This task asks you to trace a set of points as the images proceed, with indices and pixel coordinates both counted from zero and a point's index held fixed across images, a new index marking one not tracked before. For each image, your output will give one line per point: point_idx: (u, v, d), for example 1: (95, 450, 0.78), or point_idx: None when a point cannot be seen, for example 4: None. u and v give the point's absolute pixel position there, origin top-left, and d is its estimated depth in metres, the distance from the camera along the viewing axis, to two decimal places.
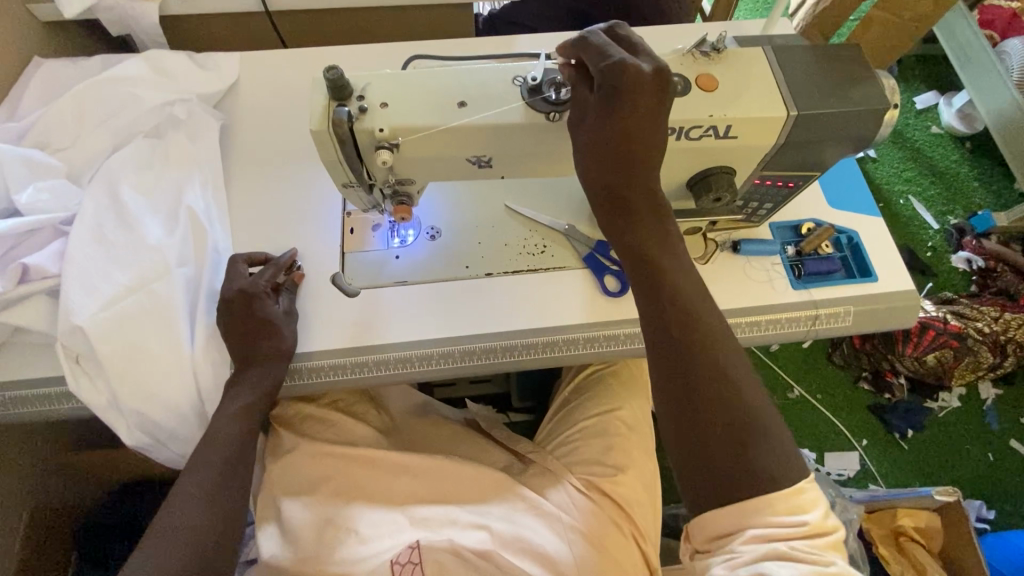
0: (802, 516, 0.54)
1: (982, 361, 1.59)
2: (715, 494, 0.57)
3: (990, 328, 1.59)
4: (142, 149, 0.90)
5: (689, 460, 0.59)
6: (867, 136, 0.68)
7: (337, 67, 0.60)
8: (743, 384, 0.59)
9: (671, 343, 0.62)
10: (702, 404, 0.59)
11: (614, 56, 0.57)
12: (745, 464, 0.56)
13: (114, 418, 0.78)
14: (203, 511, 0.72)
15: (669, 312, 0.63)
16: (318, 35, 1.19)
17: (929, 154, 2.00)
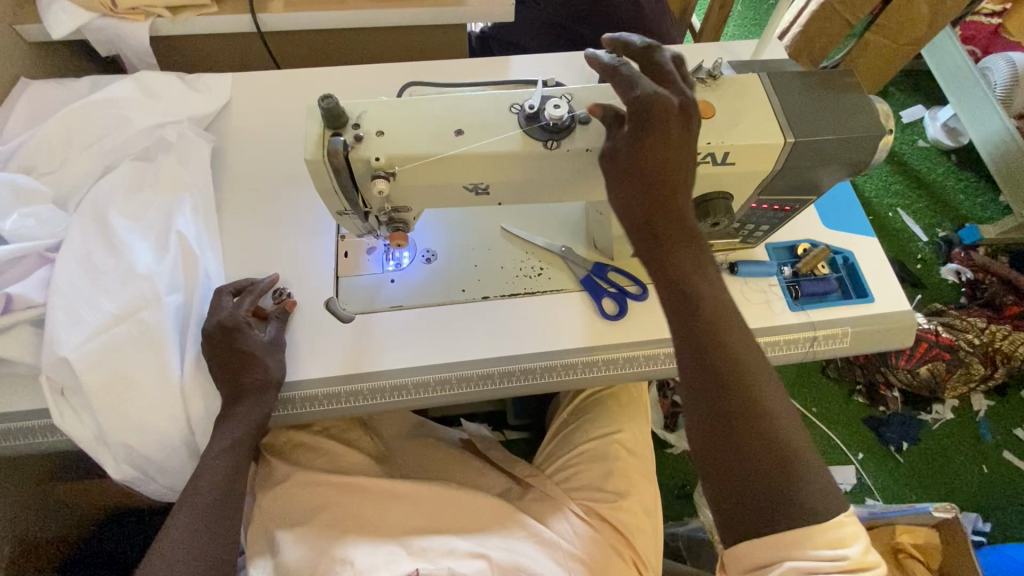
0: (841, 550, 0.54)
1: (973, 373, 1.60)
2: (754, 526, 0.56)
3: (979, 341, 1.60)
4: (131, 172, 0.88)
5: (726, 491, 0.58)
6: (864, 160, 0.68)
7: (332, 95, 0.59)
8: (779, 412, 0.59)
9: (709, 369, 0.60)
10: (742, 433, 0.58)
11: (643, 88, 0.58)
12: (787, 496, 0.56)
13: (100, 452, 0.75)
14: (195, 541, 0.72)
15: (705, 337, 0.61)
16: (311, 56, 1.19)
17: (917, 168, 2.03)
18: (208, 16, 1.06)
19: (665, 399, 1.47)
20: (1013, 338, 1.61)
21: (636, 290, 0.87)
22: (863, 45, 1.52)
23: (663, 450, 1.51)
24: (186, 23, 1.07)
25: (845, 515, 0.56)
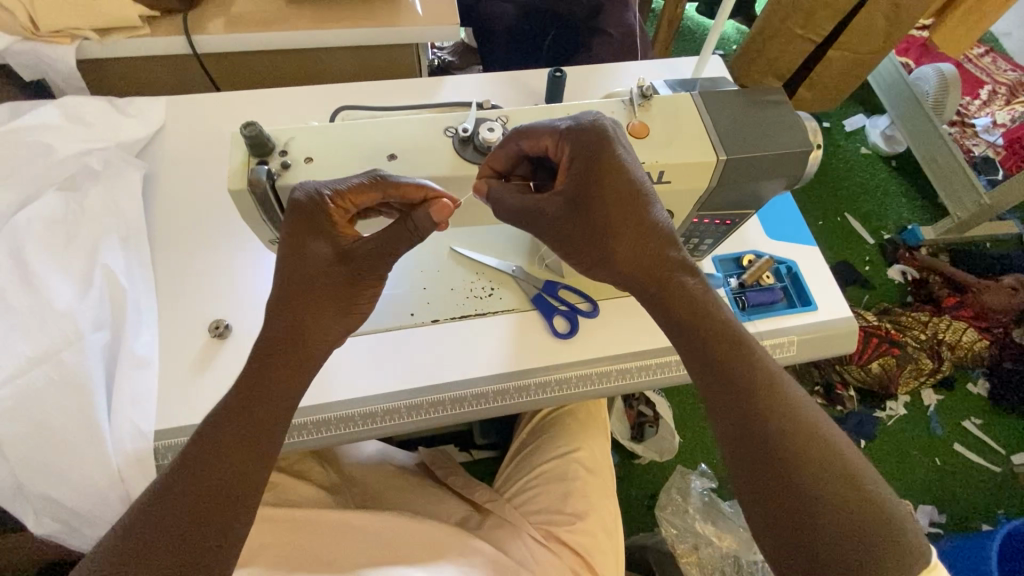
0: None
1: (924, 367, 1.69)
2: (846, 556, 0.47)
3: (925, 335, 1.71)
4: (53, 204, 0.83)
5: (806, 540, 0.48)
6: (798, 173, 0.70)
7: (255, 123, 0.57)
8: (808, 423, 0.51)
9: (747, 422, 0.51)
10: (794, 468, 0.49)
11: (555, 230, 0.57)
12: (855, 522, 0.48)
13: (19, 506, 0.70)
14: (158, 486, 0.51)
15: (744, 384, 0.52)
16: (250, 78, 1.16)
17: (860, 174, 2.12)
18: (140, 38, 1.02)
19: (632, 409, 1.45)
20: (954, 327, 1.73)
21: (587, 306, 0.87)
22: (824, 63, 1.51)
23: (631, 460, 1.52)
24: (117, 45, 1.02)
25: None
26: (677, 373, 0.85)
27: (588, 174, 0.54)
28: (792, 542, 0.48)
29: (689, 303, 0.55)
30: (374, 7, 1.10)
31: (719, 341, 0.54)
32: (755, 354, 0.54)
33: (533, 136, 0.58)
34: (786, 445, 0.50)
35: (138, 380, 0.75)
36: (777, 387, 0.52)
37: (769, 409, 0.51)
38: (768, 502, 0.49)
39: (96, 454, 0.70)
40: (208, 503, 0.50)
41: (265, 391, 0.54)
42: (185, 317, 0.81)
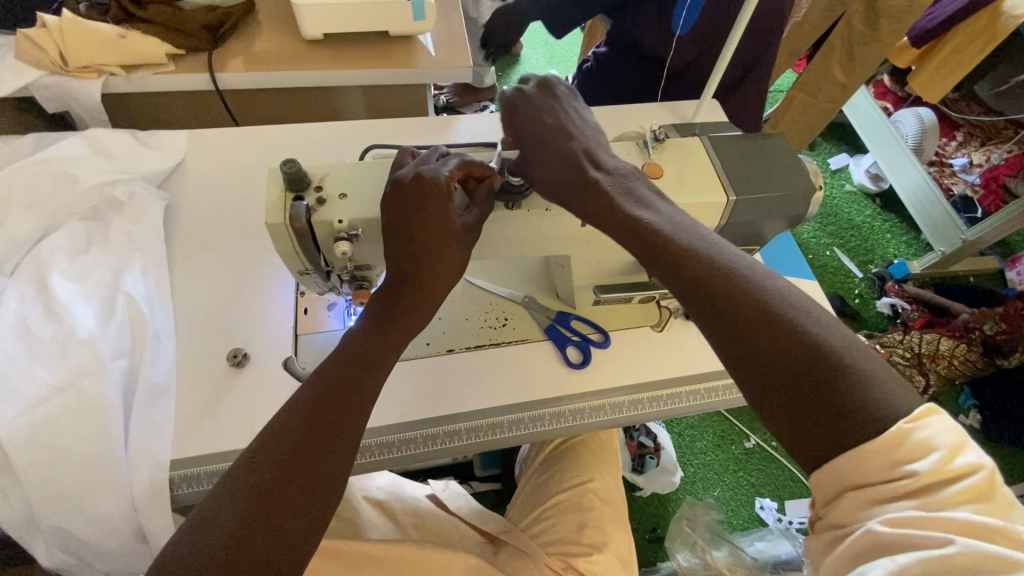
0: (909, 463, 0.41)
1: (916, 384, 1.68)
2: (819, 428, 0.44)
3: (908, 353, 1.71)
4: (76, 233, 0.85)
5: (791, 409, 0.45)
6: (801, 213, 0.74)
7: (295, 160, 0.60)
8: (764, 300, 0.48)
9: (712, 316, 0.49)
10: (756, 347, 0.47)
11: (587, 149, 0.61)
12: (821, 390, 0.44)
13: (31, 536, 0.69)
14: (228, 493, 0.49)
15: (695, 280, 0.51)
16: (268, 113, 1.21)
17: (847, 211, 2.21)
18: (165, 75, 1.06)
19: (633, 440, 1.46)
20: (926, 340, 1.72)
21: (598, 337, 0.90)
22: (788, 102, 1.63)
23: (632, 493, 1.51)
24: (142, 80, 1.06)
25: (911, 424, 0.42)
26: (687, 404, 0.87)
27: (540, 116, 0.63)
28: (768, 403, 0.46)
29: (622, 199, 0.58)
30: (389, 50, 1.15)
31: (652, 229, 0.55)
32: (688, 235, 0.54)
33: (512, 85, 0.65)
34: (723, 310, 0.49)
35: (155, 411, 0.75)
36: (721, 264, 0.51)
37: (711, 286, 0.50)
38: (745, 386, 0.48)
39: (113, 483, 0.69)
40: (284, 513, 0.49)
41: (351, 381, 0.55)
42: (205, 347, 0.82)
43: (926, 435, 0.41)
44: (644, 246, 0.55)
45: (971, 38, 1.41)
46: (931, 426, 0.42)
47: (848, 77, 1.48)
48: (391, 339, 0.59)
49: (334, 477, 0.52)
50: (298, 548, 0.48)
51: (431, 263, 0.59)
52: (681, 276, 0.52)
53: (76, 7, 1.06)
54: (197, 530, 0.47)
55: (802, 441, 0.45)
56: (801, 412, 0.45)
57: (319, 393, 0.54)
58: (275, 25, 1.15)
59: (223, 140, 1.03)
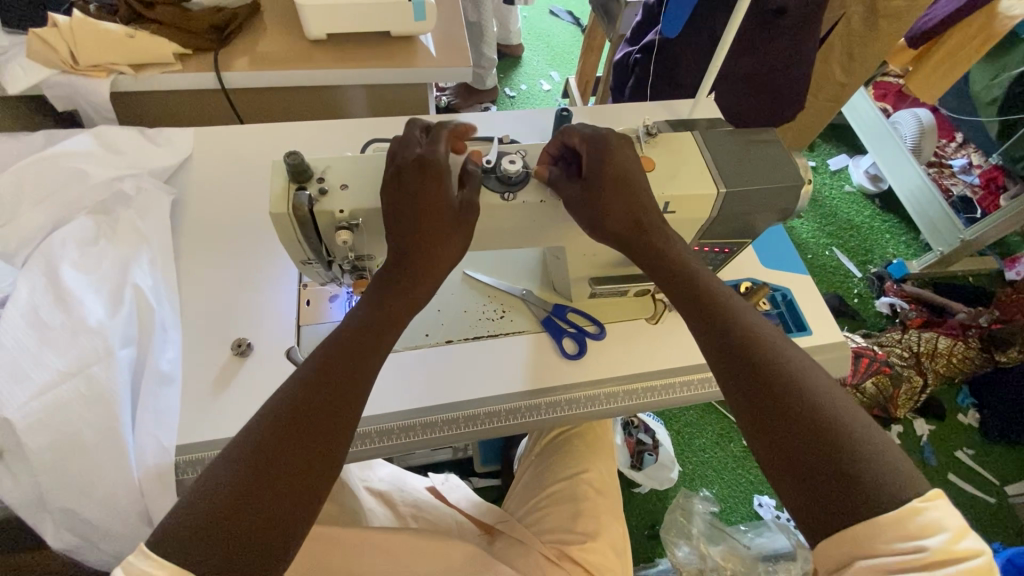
0: (919, 540, 0.43)
1: (915, 385, 1.69)
2: (831, 499, 0.46)
3: (907, 352, 1.72)
4: (85, 226, 0.87)
5: (802, 475, 0.48)
6: (790, 206, 0.76)
7: (298, 152, 0.62)
8: (795, 372, 0.54)
9: (741, 378, 0.55)
10: (782, 413, 0.52)
11: (653, 215, 0.67)
12: (834, 460, 0.48)
13: (41, 518, 0.71)
14: (229, 461, 0.49)
15: (737, 344, 0.57)
16: (273, 111, 1.24)
17: (845, 211, 2.22)
18: (171, 74, 1.08)
19: (632, 437, 1.48)
20: (925, 338, 1.74)
21: (594, 329, 0.91)
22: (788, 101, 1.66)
23: (630, 489, 1.51)
24: (149, 79, 1.08)
25: (923, 502, 0.45)
26: (680, 395, 0.90)
27: (600, 165, 0.65)
28: (785, 473, 0.50)
29: (687, 270, 0.65)
30: (392, 50, 1.18)
31: (709, 295, 0.63)
32: (744, 308, 0.61)
33: (569, 135, 0.68)
34: (755, 374, 0.55)
35: (162, 397, 0.77)
36: (761, 337, 0.57)
37: (749, 352, 0.56)
38: (765, 449, 0.52)
39: (120, 467, 0.71)
40: (281, 482, 0.49)
41: (353, 355, 0.58)
42: (210, 338, 0.84)
43: (936, 515, 0.44)
44: (699, 308, 0.62)
45: (967, 39, 1.43)
46: (940, 508, 0.45)
47: (847, 77, 1.51)
48: (387, 322, 0.61)
49: (333, 451, 0.53)
50: (296, 517, 0.49)
51: (428, 251, 0.61)
52: (723, 338, 0.59)
53: (86, 8, 1.09)
54: (197, 495, 0.47)
55: (809, 509, 0.47)
56: (815, 479, 0.48)
57: (319, 370, 0.56)
58: (280, 26, 1.18)
59: (228, 137, 1.05)
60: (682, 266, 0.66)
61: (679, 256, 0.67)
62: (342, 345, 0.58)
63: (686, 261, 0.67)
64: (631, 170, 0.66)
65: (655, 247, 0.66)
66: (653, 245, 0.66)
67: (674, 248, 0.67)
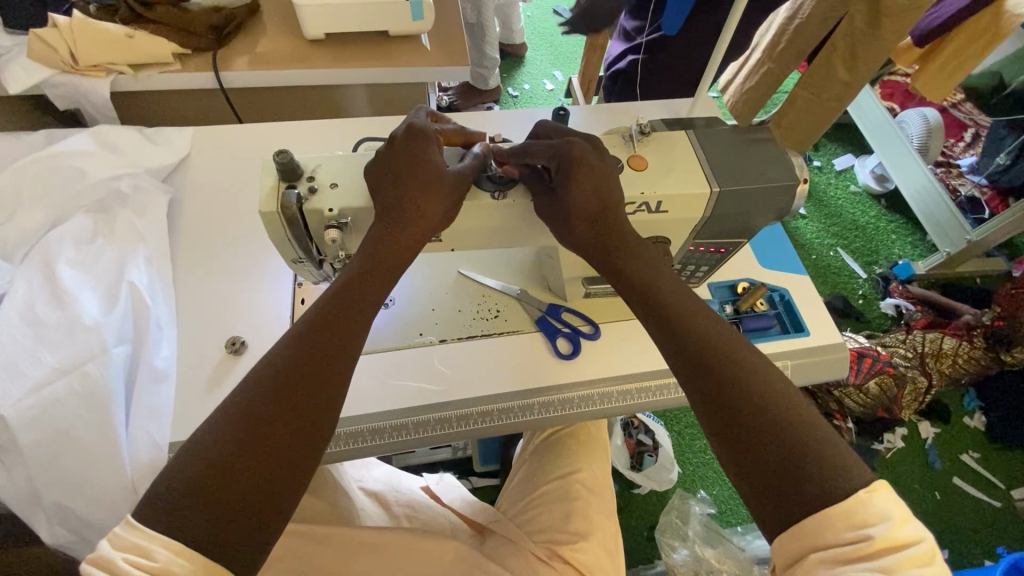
0: (866, 529, 0.44)
1: (920, 385, 1.67)
2: (785, 494, 0.47)
3: (911, 353, 1.69)
4: (83, 225, 0.88)
5: (758, 472, 0.49)
6: (786, 206, 0.75)
7: (287, 151, 0.63)
8: (749, 371, 0.55)
9: (699, 378, 0.56)
10: (738, 412, 0.52)
11: (611, 208, 0.67)
12: (787, 456, 0.49)
13: (36, 513, 0.71)
14: (211, 434, 0.48)
15: (692, 343, 0.58)
16: (272, 111, 1.24)
17: (850, 211, 2.20)
18: (171, 74, 1.09)
19: (631, 438, 1.48)
20: (930, 338, 1.71)
21: (588, 329, 0.91)
22: (790, 100, 1.63)
23: (630, 491, 1.51)
24: (149, 78, 1.09)
25: (867, 491, 0.46)
26: (674, 395, 0.89)
27: (566, 190, 0.65)
28: (744, 471, 0.50)
29: (645, 267, 0.65)
30: (390, 49, 1.18)
31: (664, 293, 0.63)
32: (698, 307, 0.62)
33: (529, 155, 0.66)
34: (711, 374, 0.55)
35: (156, 394, 0.77)
36: (715, 337, 0.58)
37: (705, 352, 0.57)
38: (722, 448, 0.53)
39: (113, 463, 0.72)
40: (269, 449, 0.49)
41: (336, 325, 0.57)
42: (204, 335, 0.84)
43: (882, 505, 0.45)
44: (656, 306, 0.62)
45: (972, 39, 1.41)
46: (884, 498, 0.46)
47: (851, 75, 1.47)
48: (364, 303, 0.60)
49: (316, 421, 0.52)
50: (281, 494, 0.48)
51: (405, 244, 0.62)
52: (679, 337, 0.59)
53: (87, 8, 1.10)
54: (181, 467, 0.47)
55: (764, 506, 0.48)
56: (771, 475, 0.49)
57: (300, 347, 0.55)
58: (280, 25, 1.18)
59: (226, 137, 1.06)
60: (641, 263, 0.66)
61: (648, 253, 0.66)
62: (321, 318, 0.57)
63: (645, 256, 0.66)
64: (604, 187, 0.66)
65: (615, 242, 0.66)
66: (611, 239, 0.66)
67: (633, 243, 0.67)
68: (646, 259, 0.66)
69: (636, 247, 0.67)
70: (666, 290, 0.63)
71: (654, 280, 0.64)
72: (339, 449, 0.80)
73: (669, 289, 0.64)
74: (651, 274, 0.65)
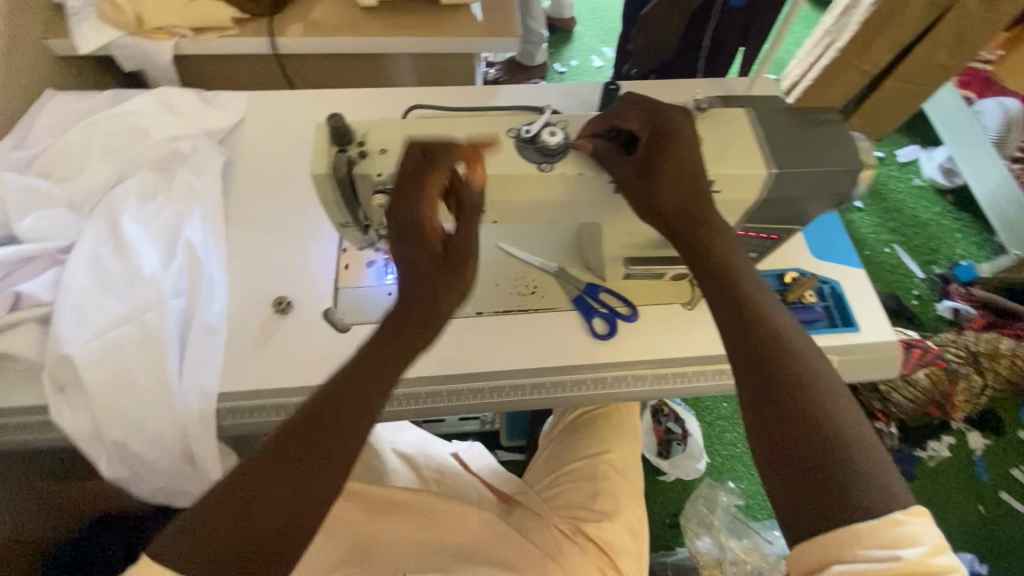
0: (894, 549, 0.45)
1: (975, 384, 1.58)
2: (816, 502, 0.48)
3: (965, 352, 1.60)
4: (145, 181, 0.92)
5: (794, 474, 0.50)
6: (847, 191, 0.71)
7: (341, 116, 0.64)
8: (808, 374, 0.54)
9: (754, 367, 0.56)
10: (789, 412, 0.52)
11: (699, 179, 0.64)
12: (829, 466, 0.49)
13: (95, 449, 0.76)
14: (279, 444, 0.53)
15: (755, 333, 0.57)
16: (323, 78, 1.26)
17: (911, 206, 2.07)
18: (228, 38, 1.12)
19: (660, 425, 1.47)
20: (986, 338, 1.62)
21: (627, 311, 0.90)
22: None
23: (655, 477, 1.48)
24: (208, 43, 1.12)
25: (903, 515, 0.46)
26: (710, 383, 0.88)
27: (663, 149, 0.63)
28: (780, 469, 0.51)
29: (717, 247, 0.63)
30: (441, 18, 1.17)
31: (736, 279, 0.62)
32: (768, 300, 0.60)
33: (624, 119, 0.65)
34: (768, 368, 0.55)
35: (206, 345, 0.81)
36: (781, 333, 0.57)
37: (767, 344, 0.56)
38: (763, 440, 0.53)
39: (169, 408, 0.76)
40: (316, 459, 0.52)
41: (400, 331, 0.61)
42: (253, 293, 0.87)
43: (913, 531, 0.46)
44: (723, 289, 0.61)
45: None
46: (921, 525, 0.46)
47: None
48: (425, 268, 0.62)
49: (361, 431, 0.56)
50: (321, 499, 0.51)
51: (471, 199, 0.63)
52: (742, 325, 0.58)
53: None
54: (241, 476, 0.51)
55: (794, 507, 0.49)
56: (805, 480, 0.49)
57: (366, 359, 0.59)
58: None
59: (278, 103, 1.08)
60: (717, 241, 0.64)
61: (723, 237, 0.64)
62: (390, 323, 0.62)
63: (718, 235, 0.64)
64: (694, 154, 0.64)
65: (692, 216, 0.64)
66: (687, 211, 0.64)
67: (710, 222, 0.64)
68: (720, 237, 0.64)
69: (713, 225, 0.64)
70: (736, 275, 0.62)
71: (722, 261, 0.63)
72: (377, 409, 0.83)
73: (741, 274, 0.62)
74: (723, 255, 0.63)
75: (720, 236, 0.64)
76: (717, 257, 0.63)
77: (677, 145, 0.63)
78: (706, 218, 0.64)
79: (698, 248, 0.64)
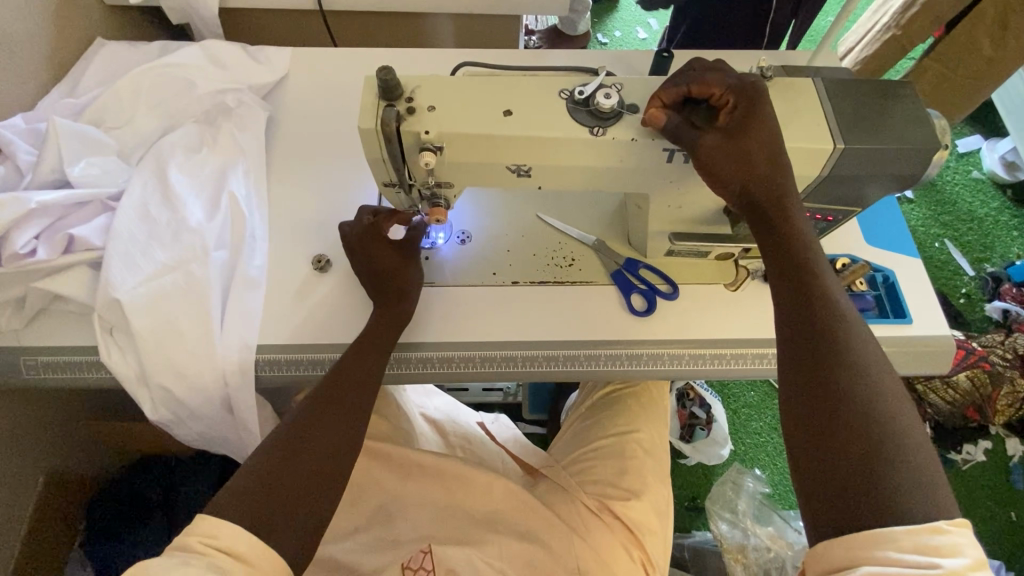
0: (933, 556, 0.44)
1: (1020, 390, 1.50)
2: (849, 497, 0.48)
3: (1011, 353, 1.53)
4: (191, 133, 0.93)
5: (828, 465, 0.50)
6: (916, 173, 0.67)
7: (391, 68, 0.62)
8: (866, 372, 0.54)
9: (809, 357, 0.56)
10: (838, 405, 0.52)
11: (783, 162, 0.63)
12: (869, 463, 0.49)
13: (140, 392, 0.78)
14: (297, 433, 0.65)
15: (819, 324, 0.57)
16: (365, 37, 1.24)
17: (968, 199, 1.96)
18: None
19: (684, 409, 1.45)
20: None
21: (666, 288, 0.87)
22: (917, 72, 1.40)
23: (676, 460, 1.48)
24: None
25: (946, 525, 0.46)
26: (750, 366, 0.85)
27: (748, 129, 0.61)
28: (816, 459, 0.51)
29: (793, 235, 0.63)
30: None
31: (808, 267, 0.61)
32: (840, 293, 0.60)
33: (705, 83, 0.62)
34: (825, 360, 0.55)
35: (248, 298, 0.82)
36: (849, 328, 0.57)
37: (831, 336, 0.56)
38: (804, 429, 0.53)
39: (210, 356, 0.78)
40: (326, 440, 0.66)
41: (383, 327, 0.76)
42: (295, 250, 0.88)
43: (954, 543, 0.45)
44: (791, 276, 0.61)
45: None
46: (964, 538, 0.45)
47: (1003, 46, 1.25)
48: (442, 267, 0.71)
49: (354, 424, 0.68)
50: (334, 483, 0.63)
51: None
52: (803, 314, 0.58)
53: None
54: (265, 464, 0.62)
55: (824, 497, 0.50)
56: (839, 473, 0.50)
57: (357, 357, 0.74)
58: None
59: (321, 60, 1.07)
60: (792, 229, 0.63)
61: (798, 221, 0.63)
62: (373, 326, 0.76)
63: (793, 223, 0.63)
64: (777, 135, 0.62)
65: (770, 200, 0.63)
66: (767, 195, 0.63)
67: (788, 209, 0.63)
68: (795, 225, 0.63)
69: (789, 213, 0.63)
70: (808, 264, 0.61)
71: (795, 249, 0.62)
72: (408, 370, 0.83)
73: (816, 263, 0.62)
74: (798, 243, 0.62)
75: (793, 225, 0.63)
76: (790, 244, 0.62)
77: (766, 126, 0.62)
78: (783, 203, 0.63)
79: (770, 233, 0.63)
